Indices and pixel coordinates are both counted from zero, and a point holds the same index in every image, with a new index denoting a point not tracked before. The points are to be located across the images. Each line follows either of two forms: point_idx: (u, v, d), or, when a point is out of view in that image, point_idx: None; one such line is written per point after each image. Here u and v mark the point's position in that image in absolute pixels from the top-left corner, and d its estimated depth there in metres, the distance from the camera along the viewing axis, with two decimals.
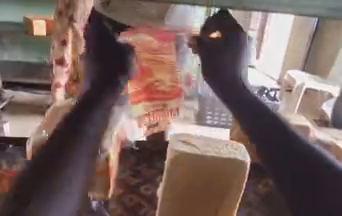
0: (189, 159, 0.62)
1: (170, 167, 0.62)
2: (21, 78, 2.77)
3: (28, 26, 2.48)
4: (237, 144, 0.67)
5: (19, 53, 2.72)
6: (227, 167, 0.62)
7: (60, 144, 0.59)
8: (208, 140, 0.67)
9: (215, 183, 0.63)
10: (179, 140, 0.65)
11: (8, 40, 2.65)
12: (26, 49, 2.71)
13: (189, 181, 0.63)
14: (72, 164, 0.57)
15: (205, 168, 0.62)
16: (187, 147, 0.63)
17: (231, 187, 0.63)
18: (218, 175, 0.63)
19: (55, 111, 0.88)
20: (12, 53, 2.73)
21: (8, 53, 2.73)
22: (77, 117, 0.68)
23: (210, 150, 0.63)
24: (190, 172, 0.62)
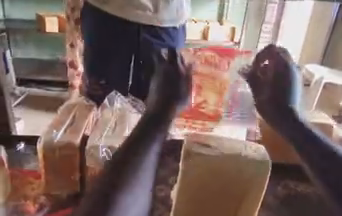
0: (205, 161, 0.59)
1: (185, 170, 0.59)
2: (35, 75, 2.76)
3: (40, 23, 2.51)
4: (254, 145, 0.64)
5: (32, 50, 2.79)
6: (244, 169, 0.59)
7: (133, 144, 0.52)
8: (222, 141, 0.64)
9: (231, 185, 0.59)
10: (192, 140, 0.63)
11: (22, 37, 2.73)
12: (40, 46, 2.78)
13: (204, 183, 0.59)
14: (141, 175, 0.49)
15: (221, 169, 0.59)
16: (203, 149, 0.60)
17: (249, 190, 0.60)
18: (236, 179, 0.59)
19: (66, 108, 0.86)
20: (26, 50, 2.79)
21: (22, 51, 2.79)
22: (153, 114, 0.58)
23: (227, 152, 0.60)
24: (206, 173, 0.59)
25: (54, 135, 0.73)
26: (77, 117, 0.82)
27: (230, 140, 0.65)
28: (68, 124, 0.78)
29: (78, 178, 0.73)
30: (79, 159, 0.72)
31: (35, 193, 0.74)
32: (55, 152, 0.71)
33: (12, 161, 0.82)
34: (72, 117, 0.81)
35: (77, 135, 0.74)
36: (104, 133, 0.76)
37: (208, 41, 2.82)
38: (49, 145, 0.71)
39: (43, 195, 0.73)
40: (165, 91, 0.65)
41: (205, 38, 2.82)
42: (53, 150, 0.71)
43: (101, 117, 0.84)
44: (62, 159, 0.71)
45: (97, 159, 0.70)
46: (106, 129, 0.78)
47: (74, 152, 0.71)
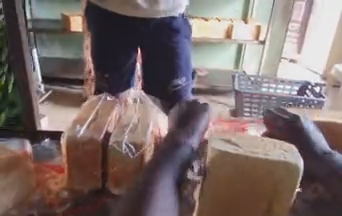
0: (234, 161, 0.55)
1: (210, 169, 0.56)
2: (59, 74, 2.86)
3: (65, 22, 2.58)
4: (285, 145, 0.59)
5: (57, 49, 2.89)
6: (276, 172, 0.54)
7: (164, 153, 0.63)
8: (250, 139, 0.59)
9: (260, 188, 0.56)
10: (218, 138, 0.59)
11: (47, 37, 2.84)
12: (64, 45, 2.88)
13: (231, 184, 0.56)
14: (168, 173, 0.59)
15: (250, 171, 0.55)
16: (230, 147, 0.56)
17: (280, 194, 0.55)
18: (266, 181, 0.55)
19: (89, 104, 0.85)
20: (51, 50, 2.90)
21: (47, 50, 2.90)
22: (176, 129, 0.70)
23: (257, 152, 0.55)
24: (232, 174, 0.55)
25: (77, 130, 0.72)
26: (99, 113, 0.81)
27: (259, 140, 0.60)
28: (91, 120, 0.77)
29: (100, 174, 0.72)
30: (101, 155, 0.71)
31: (58, 188, 0.74)
32: (79, 146, 0.70)
33: (36, 156, 0.83)
34: (95, 113, 0.81)
35: (100, 130, 0.73)
36: (126, 129, 0.75)
37: (232, 39, 2.75)
38: (72, 140, 0.70)
39: (65, 190, 0.73)
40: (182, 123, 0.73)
41: (229, 37, 2.76)
42: (77, 145, 0.70)
43: (124, 114, 0.82)
44: (86, 154, 0.71)
45: (120, 155, 0.70)
46: (129, 125, 0.77)
47: (97, 147, 0.70)
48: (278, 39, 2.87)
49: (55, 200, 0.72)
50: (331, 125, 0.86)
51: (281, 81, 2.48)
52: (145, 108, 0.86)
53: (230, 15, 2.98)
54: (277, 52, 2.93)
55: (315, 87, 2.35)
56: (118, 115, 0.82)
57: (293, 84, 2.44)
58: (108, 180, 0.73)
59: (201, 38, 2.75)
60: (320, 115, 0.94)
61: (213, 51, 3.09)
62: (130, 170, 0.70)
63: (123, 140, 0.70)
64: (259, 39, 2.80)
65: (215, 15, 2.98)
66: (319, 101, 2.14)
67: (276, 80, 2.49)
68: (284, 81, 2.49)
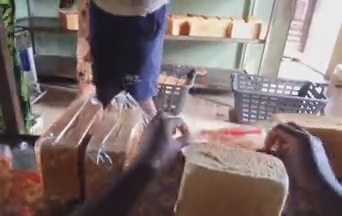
0: (213, 176, 0.52)
1: (189, 187, 0.53)
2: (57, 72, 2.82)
3: (61, 21, 2.56)
4: (270, 159, 0.56)
5: (54, 48, 2.92)
6: (258, 189, 0.51)
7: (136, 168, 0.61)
8: (231, 150, 0.59)
9: (243, 205, 0.53)
10: (196, 150, 0.58)
11: (45, 36, 2.87)
12: (62, 44, 2.90)
13: (210, 200, 0.53)
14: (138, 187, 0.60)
15: (232, 188, 0.52)
16: (210, 163, 0.54)
17: (263, 211, 0.53)
18: (248, 199, 0.52)
19: (70, 109, 0.81)
20: (49, 48, 2.92)
21: (45, 48, 2.93)
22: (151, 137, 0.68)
23: (238, 168, 0.53)
24: (212, 189, 0.53)
25: (51, 138, 0.68)
26: (80, 118, 0.77)
27: (239, 151, 0.58)
28: (70, 126, 0.73)
29: (78, 185, 0.68)
30: (78, 164, 0.67)
31: (33, 198, 0.70)
32: (53, 155, 0.66)
33: (15, 162, 0.82)
34: (76, 117, 0.77)
35: (78, 137, 0.69)
36: (107, 135, 0.71)
37: (231, 38, 2.69)
38: (45, 149, 0.66)
39: (41, 200, 0.69)
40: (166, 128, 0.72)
41: (228, 35, 2.69)
42: (51, 153, 0.66)
43: (107, 117, 0.79)
44: (61, 163, 0.66)
45: (96, 165, 0.66)
46: (109, 131, 0.73)
47: (73, 156, 0.66)
48: (280, 37, 2.81)
49: (29, 211, 0.69)
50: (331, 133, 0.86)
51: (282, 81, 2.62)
52: (129, 112, 0.82)
53: (230, 12, 2.92)
54: (279, 51, 2.87)
55: (317, 87, 2.52)
56: (100, 120, 0.78)
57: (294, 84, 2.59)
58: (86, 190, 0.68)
59: (200, 37, 2.69)
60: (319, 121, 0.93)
61: (214, 50, 3.05)
62: None
63: (98, 150, 0.66)
64: (259, 38, 2.72)
65: (215, 13, 2.92)
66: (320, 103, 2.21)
67: (277, 81, 2.63)
68: (284, 81, 2.62)
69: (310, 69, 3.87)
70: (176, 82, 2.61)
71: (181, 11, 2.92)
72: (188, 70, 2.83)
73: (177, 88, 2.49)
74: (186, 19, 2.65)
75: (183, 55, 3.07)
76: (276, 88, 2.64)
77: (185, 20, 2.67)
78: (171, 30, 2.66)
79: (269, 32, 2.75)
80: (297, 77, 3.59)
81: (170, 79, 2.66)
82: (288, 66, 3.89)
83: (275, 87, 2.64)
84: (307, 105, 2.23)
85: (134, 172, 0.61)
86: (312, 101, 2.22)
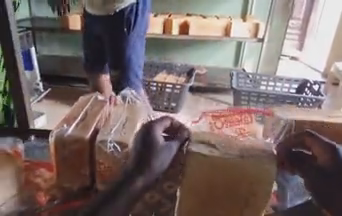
0: (213, 161, 0.59)
1: (192, 172, 0.60)
2: (61, 72, 2.90)
3: (64, 21, 2.61)
4: (263, 147, 0.63)
5: (56, 47, 2.98)
6: (253, 172, 0.58)
7: (137, 169, 0.62)
8: (229, 140, 0.65)
9: (240, 187, 0.59)
10: (197, 138, 0.64)
11: (47, 36, 2.93)
12: (63, 43, 2.96)
13: (211, 182, 0.60)
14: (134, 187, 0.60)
15: (229, 172, 0.59)
16: (209, 150, 0.61)
17: (258, 193, 0.59)
18: (244, 182, 0.59)
19: (78, 104, 0.86)
20: (51, 48, 2.98)
21: (47, 48, 2.98)
22: (145, 145, 0.64)
23: (234, 153, 0.59)
24: (212, 173, 0.59)
25: (64, 129, 0.72)
26: (88, 112, 0.82)
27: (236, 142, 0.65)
28: (80, 118, 0.78)
29: (88, 172, 0.72)
30: (88, 153, 0.71)
31: (47, 185, 0.75)
32: (65, 146, 0.70)
33: (28, 153, 0.87)
34: (85, 111, 0.82)
35: (88, 128, 0.74)
36: (114, 127, 0.76)
37: (230, 37, 2.74)
38: (59, 139, 0.70)
39: (55, 188, 0.74)
40: (156, 139, 0.65)
41: (227, 34, 2.74)
42: (64, 144, 0.70)
43: (114, 111, 0.84)
44: (72, 152, 0.71)
45: (106, 153, 0.70)
46: (117, 124, 0.78)
47: (83, 145, 0.70)
48: (278, 36, 2.88)
49: (44, 196, 0.74)
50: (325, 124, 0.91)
51: (281, 79, 2.68)
52: (134, 107, 0.87)
53: (229, 12, 2.98)
54: (278, 49, 2.93)
55: (314, 85, 2.54)
56: (107, 114, 0.82)
57: (292, 82, 2.65)
58: (95, 177, 0.73)
59: (199, 36, 2.74)
60: (313, 113, 1.00)
61: (214, 49, 3.11)
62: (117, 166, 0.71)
63: (108, 139, 0.71)
64: (258, 37, 2.76)
65: (214, 12, 2.98)
66: (317, 99, 2.27)
67: (275, 78, 2.69)
68: (282, 79, 2.68)
69: (308, 67, 3.94)
70: (176, 80, 2.67)
71: (181, 11, 2.98)
72: (188, 68, 2.89)
73: (177, 87, 2.55)
74: (185, 19, 2.70)
75: (183, 53, 3.13)
76: (274, 85, 2.69)
77: (185, 19, 2.72)
78: (170, 30, 2.71)
79: (267, 30, 2.81)
80: (295, 75, 3.66)
81: (170, 77, 2.72)
82: (286, 65, 3.96)
83: (273, 85, 2.70)
84: (305, 102, 2.30)
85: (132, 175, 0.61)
86: (309, 98, 2.28)
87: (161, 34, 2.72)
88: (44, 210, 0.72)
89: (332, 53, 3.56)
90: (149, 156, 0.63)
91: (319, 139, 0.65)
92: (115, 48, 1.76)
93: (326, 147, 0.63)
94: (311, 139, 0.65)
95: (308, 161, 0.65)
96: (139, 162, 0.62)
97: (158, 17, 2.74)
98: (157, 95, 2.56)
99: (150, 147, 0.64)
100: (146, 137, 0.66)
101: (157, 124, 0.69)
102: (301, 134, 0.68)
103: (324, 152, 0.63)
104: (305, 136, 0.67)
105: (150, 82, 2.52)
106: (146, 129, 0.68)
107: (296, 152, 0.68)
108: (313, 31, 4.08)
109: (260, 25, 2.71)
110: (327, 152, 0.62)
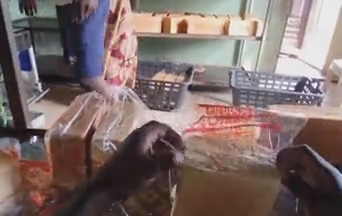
0: (209, 176, 0.58)
1: (187, 187, 0.59)
2: (59, 72, 2.89)
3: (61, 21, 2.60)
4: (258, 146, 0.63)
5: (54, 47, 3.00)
6: (250, 185, 0.57)
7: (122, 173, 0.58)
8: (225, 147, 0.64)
9: (238, 200, 0.59)
10: (193, 148, 0.63)
11: (45, 36, 2.92)
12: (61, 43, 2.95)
13: (208, 197, 0.60)
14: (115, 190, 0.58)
15: (226, 186, 0.58)
16: (206, 162, 0.59)
17: (257, 205, 0.59)
18: (243, 195, 0.59)
19: (74, 103, 0.85)
20: (49, 48, 2.97)
21: (45, 48, 2.97)
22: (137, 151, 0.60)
23: (232, 166, 0.58)
24: (208, 188, 0.59)
25: (60, 128, 0.72)
26: (84, 111, 0.81)
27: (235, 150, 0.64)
28: (76, 118, 0.77)
29: (84, 171, 0.72)
30: (85, 152, 0.71)
31: (44, 184, 0.76)
32: (61, 145, 0.70)
33: (24, 154, 0.87)
34: (81, 111, 0.81)
35: (83, 128, 0.73)
36: (110, 126, 0.76)
37: (229, 36, 2.72)
38: (55, 138, 0.70)
39: (52, 187, 0.74)
40: (149, 145, 0.61)
41: (226, 33, 2.73)
42: (59, 143, 0.70)
43: (110, 111, 0.83)
44: (69, 152, 0.71)
45: (101, 152, 0.70)
46: (113, 123, 0.77)
47: (79, 145, 0.70)
48: (277, 34, 2.88)
49: (40, 196, 0.74)
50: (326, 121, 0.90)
51: (280, 77, 2.67)
52: (130, 105, 0.87)
53: (228, 10, 2.97)
54: (276, 48, 2.93)
55: (313, 83, 2.54)
56: (103, 113, 0.82)
57: (291, 80, 2.65)
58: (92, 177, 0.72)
59: (197, 35, 2.73)
60: (312, 111, 1.00)
61: (213, 48, 3.10)
62: None
63: (104, 138, 0.71)
64: (256, 35, 2.75)
65: (213, 11, 2.97)
66: (316, 97, 2.26)
67: (274, 77, 2.68)
68: (281, 77, 2.67)
69: (307, 65, 3.93)
70: (175, 79, 2.67)
71: (179, 10, 2.97)
72: (186, 67, 2.90)
73: (176, 85, 2.54)
74: (183, 18, 2.69)
75: (182, 52, 3.12)
76: (273, 84, 2.69)
77: (183, 18, 2.71)
78: (168, 29, 2.70)
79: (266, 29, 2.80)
80: (294, 73, 3.67)
81: (169, 76, 2.72)
82: (285, 63, 3.96)
83: (272, 83, 2.70)
84: (304, 100, 2.29)
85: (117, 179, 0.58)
86: (308, 95, 2.27)
87: (159, 33, 2.72)
88: (41, 209, 0.72)
89: (331, 50, 3.55)
90: (139, 163, 0.59)
91: (311, 161, 0.57)
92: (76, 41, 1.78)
93: (320, 167, 0.56)
94: (302, 161, 0.59)
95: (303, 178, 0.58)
96: (125, 166, 0.59)
97: (157, 16, 2.74)
98: (156, 94, 2.55)
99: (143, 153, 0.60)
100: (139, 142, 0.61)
101: (153, 131, 0.65)
102: (294, 150, 0.61)
103: (321, 180, 0.55)
104: (297, 155, 0.60)
105: (148, 81, 2.51)
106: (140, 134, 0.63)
107: (293, 171, 0.60)
108: (312, 30, 4.21)
109: (258, 24, 2.70)
110: (321, 174, 0.55)
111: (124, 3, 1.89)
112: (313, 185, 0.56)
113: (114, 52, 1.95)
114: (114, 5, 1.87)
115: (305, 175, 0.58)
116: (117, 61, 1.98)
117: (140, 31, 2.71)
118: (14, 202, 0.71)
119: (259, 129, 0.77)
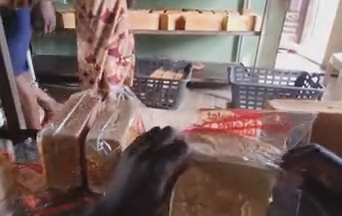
0: (212, 161, 0.61)
1: (197, 169, 0.60)
2: (55, 71, 2.88)
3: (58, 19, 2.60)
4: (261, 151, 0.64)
5: (50, 47, 3.03)
6: (244, 171, 0.59)
7: (128, 204, 0.55)
8: (231, 144, 0.69)
9: (241, 185, 0.59)
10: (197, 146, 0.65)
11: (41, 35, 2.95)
12: (60, 45, 3.02)
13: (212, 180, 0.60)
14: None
15: (233, 171, 0.60)
16: (206, 150, 0.64)
17: (260, 193, 0.59)
18: (246, 182, 0.59)
19: (69, 102, 0.83)
20: (46, 48, 3.04)
21: (43, 48, 3.03)
22: (145, 177, 0.55)
23: (235, 154, 0.64)
24: (216, 172, 0.60)
25: (52, 128, 0.69)
26: (79, 110, 0.78)
27: (241, 149, 0.67)
28: (69, 117, 0.75)
29: (78, 172, 0.69)
30: (79, 153, 0.68)
31: (37, 187, 0.72)
32: (55, 145, 0.67)
33: (19, 155, 0.85)
34: (75, 109, 0.78)
35: (78, 128, 0.70)
36: (105, 125, 0.73)
37: (227, 31, 2.69)
38: (47, 139, 0.67)
39: (46, 189, 0.72)
40: (155, 170, 0.55)
41: (224, 29, 2.69)
42: (52, 143, 0.67)
43: (105, 109, 0.80)
44: (62, 152, 0.68)
45: (96, 153, 0.67)
46: (108, 121, 0.74)
47: (73, 145, 0.67)
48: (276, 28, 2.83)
49: (33, 200, 0.70)
50: (332, 114, 0.90)
51: (279, 72, 2.64)
52: (127, 104, 0.83)
53: (225, 5, 2.94)
54: (275, 43, 2.89)
55: (313, 77, 2.52)
56: (99, 112, 0.79)
57: (290, 74, 2.62)
58: (88, 178, 0.69)
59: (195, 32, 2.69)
60: (316, 106, 0.98)
61: (211, 44, 3.06)
62: (108, 169, 0.67)
63: (98, 137, 0.68)
64: (254, 30, 2.73)
65: (211, 7, 2.94)
66: (316, 91, 2.24)
67: (273, 72, 2.65)
68: (281, 73, 2.64)
69: (307, 60, 3.90)
70: (173, 76, 2.64)
71: (176, 6, 2.93)
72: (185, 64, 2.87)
73: (174, 83, 2.52)
74: (181, 14, 2.66)
75: (181, 50, 3.09)
76: (273, 79, 2.66)
77: (181, 14, 2.67)
78: (166, 26, 2.67)
79: (264, 23, 2.76)
80: (293, 68, 3.64)
81: (168, 74, 2.68)
82: (285, 58, 3.92)
83: (271, 79, 2.66)
84: (304, 95, 2.25)
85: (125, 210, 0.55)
86: (308, 90, 2.24)
87: (157, 30, 2.68)
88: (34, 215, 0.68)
89: (331, 44, 3.52)
90: (147, 189, 0.55)
91: (323, 164, 0.57)
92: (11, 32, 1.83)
93: (332, 167, 0.57)
94: (315, 165, 0.58)
95: (317, 177, 0.58)
96: (131, 195, 0.55)
97: (154, 13, 2.70)
98: (154, 92, 2.52)
99: (151, 182, 0.55)
100: (146, 169, 0.56)
101: (159, 148, 0.58)
102: (304, 155, 0.59)
103: (335, 181, 0.57)
104: (308, 160, 0.58)
105: (147, 79, 2.49)
106: (144, 153, 0.58)
107: (305, 173, 0.59)
108: (310, 24, 4.18)
109: (256, 18, 2.68)
110: (335, 175, 0.56)
111: (122, 3, 1.85)
112: (326, 184, 0.58)
113: (111, 51, 1.89)
114: (112, 4, 1.82)
115: (318, 175, 0.58)
116: (114, 59, 1.91)
117: (137, 29, 2.67)
118: (6, 206, 0.68)
119: (262, 131, 0.76)
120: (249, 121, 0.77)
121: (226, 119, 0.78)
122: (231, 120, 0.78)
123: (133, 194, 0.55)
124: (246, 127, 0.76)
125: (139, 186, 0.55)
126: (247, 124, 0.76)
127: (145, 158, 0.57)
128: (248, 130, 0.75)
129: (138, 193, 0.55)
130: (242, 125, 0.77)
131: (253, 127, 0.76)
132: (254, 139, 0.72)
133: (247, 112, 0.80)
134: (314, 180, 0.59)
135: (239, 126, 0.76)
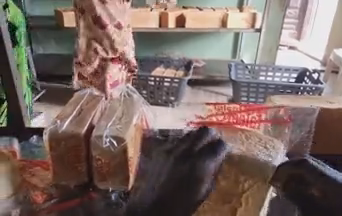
0: (237, 161, 0.64)
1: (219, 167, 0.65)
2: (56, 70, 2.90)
3: (59, 18, 2.60)
4: (271, 144, 0.71)
5: (52, 46, 3.04)
6: (250, 164, 0.64)
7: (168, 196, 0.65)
8: (233, 135, 0.74)
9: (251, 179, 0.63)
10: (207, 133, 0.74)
11: (41, 34, 2.97)
12: (61, 43, 3.02)
13: (226, 176, 0.64)
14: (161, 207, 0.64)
15: (249, 168, 0.64)
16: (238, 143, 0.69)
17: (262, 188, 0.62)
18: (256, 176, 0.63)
19: (73, 100, 0.82)
20: (46, 46, 3.04)
21: (43, 46, 3.04)
22: (185, 171, 0.65)
23: (254, 149, 0.68)
24: (234, 169, 0.64)
25: (58, 125, 0.69)
26: (83, 109, 0.77)
27: (242, 140, 0.72)
28: (74, 115, 0.74)
29: (84, 169, 0.68)
30: (85, 150, 0.67)
31: (44, 184, 0.73)
32: (60, 143, 0.66)
33: (24, 152, 0.86)
34: (80, 108, 0.78)
35: (83, 125, 0.69)
36: (110, 123, 0.71)
37: (227, 28, 2.68)
38: (53, 135, 0.67)
39: (52, 186, 0.71)
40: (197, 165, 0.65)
41: (224, 25, 2.69)
42: (58, 140, 0.66)
43: (109, 107, 0.79)
44: (68, 150, 0.67)
45: (102, 149, 0.65)
46: (112, 118, 0.73)
47: (79, 142, 0.66)
48: (276, 25, 2.84)
49: (40, 196, 0.71)
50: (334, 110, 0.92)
51: (280, 69, 2.65)
52: (130, 101, 0.82)
53: (224, 3, 2.94)
54: (275, 39, 2.90)
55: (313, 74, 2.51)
56: (103, 109, 0.78)
57: (291, 71, 2.63)
58: (94, 176, 0.68)
59: (195, 29, 2.69)
60: (318, 102, 1.00)
61: (210, 41, 3.07)
62: (114, 165, 0.66)
63: (104, 134, 0.66)
64: (255, 27, 2.71)
65: (210, 4, 2.95)
66: (317, 88, 2.25)
67: (274, 68, 2.66)
68: (281, 69, 2.65)
69: (307, 56, 3.90)
70: (174, 73, 2.64)
71: (176, 4, 2.93)
72: (185, 62, 2.86)
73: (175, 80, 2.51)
74: (181, 12, 2.66)
75: (183, 49, 3.10)
76: (273, 76, 2.67)
77: (181, 12, 2.68)
78: (167, 24, 2.67)
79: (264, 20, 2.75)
80: (293, 64, 3.65)
81: (168, 71, 2.70)
82: (285, 54, 3.92)
83: (272, 75, 2.68)
84: (304, 91, 2.27)
85: (163, 200, 0.64)
86: (309, 86, 2.25)
87: (157, 28, 2.68)
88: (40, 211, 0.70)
89: (331, 40, 3.52)
90: (186, 181, 0.65)
91: (315, 174, 0.56)
92: (12, 20, 1.81)
93: (325, 176, 0.56)
94: (308, 174, 0.56)
95: (310, 187, 0.56)
96: (170, 187, 0.65)
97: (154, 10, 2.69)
98: (156, 90, 2.54)
99: (191, 176, 0.65)
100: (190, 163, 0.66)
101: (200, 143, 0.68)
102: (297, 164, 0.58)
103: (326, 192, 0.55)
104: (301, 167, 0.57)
105: (147, 77, 2.49)
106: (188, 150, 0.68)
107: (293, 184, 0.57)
108: (310, 21, 4.18)
109: (257, 15, 2.68)
110: (323, 186, 0.55)
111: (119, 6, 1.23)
112: (316, 195, 0.55)
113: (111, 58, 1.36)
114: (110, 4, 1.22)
115: (309, 186, 0.56)
116: None
117: (138, 27, 2.67)
118: (14, 202, 0.70)
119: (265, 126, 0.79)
120: (253, 116, 0.82)
121: (231, 113, 0.83)
122: (237, 114, 0.82)
123: (171, 195, 0.64)
124: (248, 121, 0.80)
125: (180, 177, 0.65)
126: (250, 120, 0.81)
127: (186, 157, 0.67)
128: (250, 124, 0.79)
129: (177, 193, 0.64)
130: (246, 119, 0.81)
131: (255, 124, 0.80)
132: (256, 134, 0.74)
133: (252, 108, 0.85)
134: (302, 192, 0.56)
135: (242, 121, 0.80)
